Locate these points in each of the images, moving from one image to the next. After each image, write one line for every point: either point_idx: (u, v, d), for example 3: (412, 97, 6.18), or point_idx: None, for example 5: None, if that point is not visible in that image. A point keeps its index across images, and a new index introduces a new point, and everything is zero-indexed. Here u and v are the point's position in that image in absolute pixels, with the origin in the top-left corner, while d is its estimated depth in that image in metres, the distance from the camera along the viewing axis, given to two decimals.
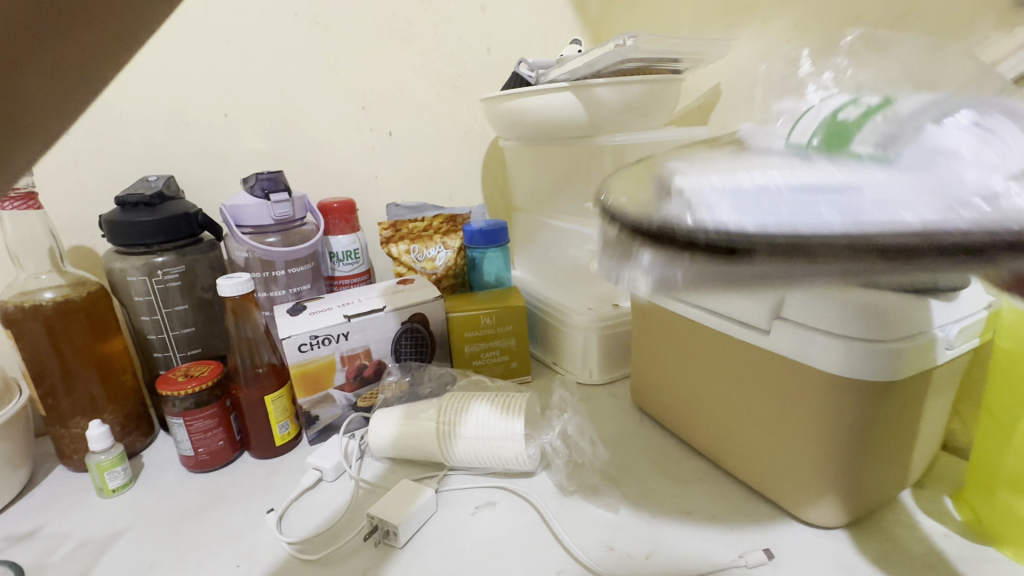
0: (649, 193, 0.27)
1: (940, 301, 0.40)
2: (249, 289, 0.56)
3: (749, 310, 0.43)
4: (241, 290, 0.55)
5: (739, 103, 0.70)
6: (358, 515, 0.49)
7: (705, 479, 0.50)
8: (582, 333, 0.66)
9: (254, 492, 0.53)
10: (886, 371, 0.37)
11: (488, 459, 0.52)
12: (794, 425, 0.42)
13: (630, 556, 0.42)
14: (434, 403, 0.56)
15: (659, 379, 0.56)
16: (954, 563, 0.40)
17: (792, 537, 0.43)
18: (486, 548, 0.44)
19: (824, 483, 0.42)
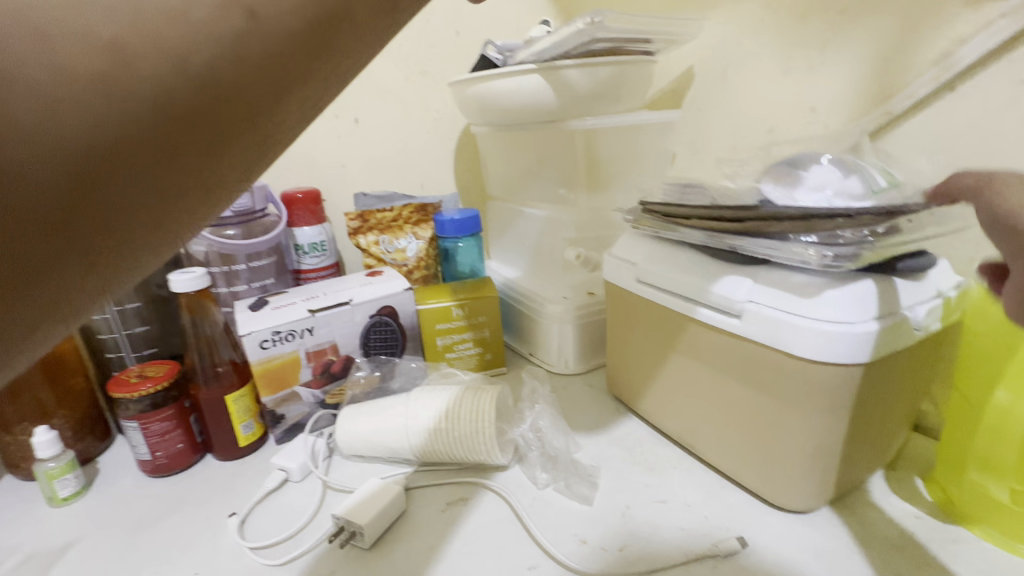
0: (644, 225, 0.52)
1: (909, 281, 0.39)
2: (204, 285, 0.53)
3: (720, 295, 0.42)
4: (195, 287, 0.52)
5: (712, 85, 0.69)
6: (324, 516, 0.47)
7: (680, 467, 0.50)
8: (557, 323, 0.65)
9: (215, 496, 0.51)
10: (858, 353, 0.36)
11: (459, 454, 0.50)
12: (766, 410, 0.42)
13: (603, 549, 0.41)
14: (404, 398, 0.54)
15: (634, 368, 0.55)
16: (926, 543, 0.40)
17: (767, 524, 0.43)
18: (457, 545, 0.43)
19: (796, 468, 0.41)
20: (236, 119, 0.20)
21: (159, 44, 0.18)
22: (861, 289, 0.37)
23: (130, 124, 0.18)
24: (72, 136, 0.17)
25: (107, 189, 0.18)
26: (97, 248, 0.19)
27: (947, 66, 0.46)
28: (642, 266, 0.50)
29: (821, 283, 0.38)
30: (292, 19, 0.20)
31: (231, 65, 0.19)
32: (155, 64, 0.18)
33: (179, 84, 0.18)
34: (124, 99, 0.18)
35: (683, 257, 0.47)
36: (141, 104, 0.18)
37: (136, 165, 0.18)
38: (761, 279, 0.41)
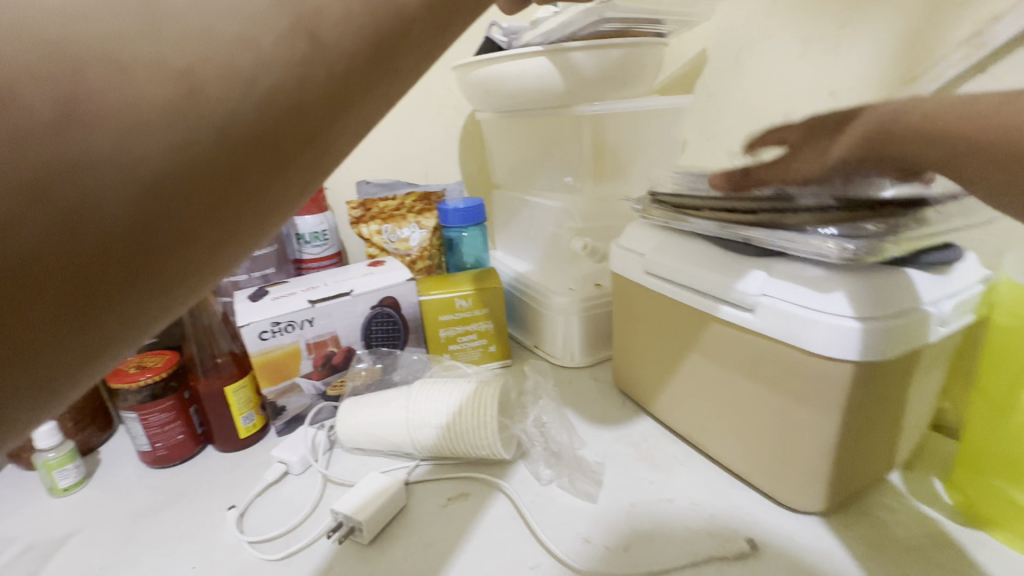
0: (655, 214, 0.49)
1: (933, 273, 0.37)
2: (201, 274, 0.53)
3: (733, 288, 0.40)
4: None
5: (725, 69, 0.66)
6: (324, 510, 0.46)
7: (688, 465, 0.48)
8: (562, 315, 0.64)
9: (215, 489, 0.50)
10: (878, 351, 0.35)
11: (460, 448, 0.49)
12: (779, 409, 0.40)
13: (607, 549, 0.40)
14: (405, 391, 0.53)
15: (641, 361, 0.53)
16: (945, 548, 0.39)
17: (777, 525, 0.41)
18: (456, 542, 0.42)
19: (811, 470, 0.40)
20: (297, 142, 0.18)
21: (216, 65, 0.16)
22: (884, 283, 0.35)
23: (193, 158, 0.16)
24: (124, 167, 0.15)
25: (162, 230, 0.16)
26: (146, 289, 0.17)
27: (977, 45, 0.44)
28: (650, 257, 0.48)
29: (841, 276, 0.35)
30: (354, 39, 0.19)
31: (294, 85, 0.18)
32: (216, 88, 0.16)
33: (238, 105, 0.17)
34: (181, 126, 0.16)
35: (693, 249, 0.45)
36: (202, 132, 0.16)
37: (186, 198, 0.16)
38: (776, 271, 0.39)
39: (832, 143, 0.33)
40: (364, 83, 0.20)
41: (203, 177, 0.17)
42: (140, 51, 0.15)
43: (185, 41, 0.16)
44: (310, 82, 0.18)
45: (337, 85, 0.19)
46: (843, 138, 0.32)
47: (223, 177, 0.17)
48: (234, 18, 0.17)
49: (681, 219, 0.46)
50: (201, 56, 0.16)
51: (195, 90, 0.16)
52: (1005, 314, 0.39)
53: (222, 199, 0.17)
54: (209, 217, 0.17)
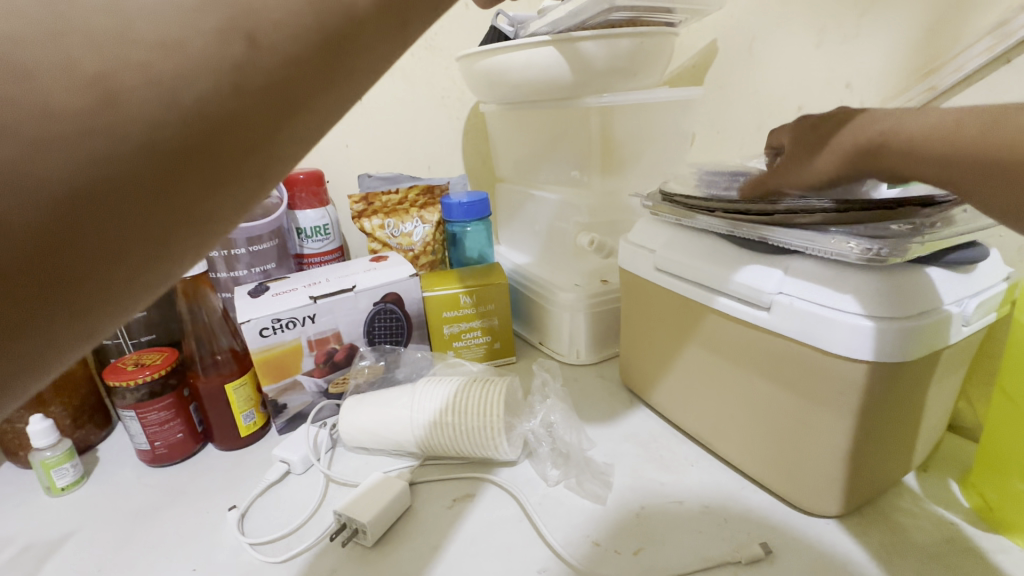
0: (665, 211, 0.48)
1: (955, 272, 0.36)
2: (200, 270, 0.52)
3: (748, 286, 0.39)
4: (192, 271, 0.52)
5: (738, 60, 0.64)
6: (327, 510, 0.45)
7: (698, 466, 0.47)
8: (568, 313, 0.62)
9: (215, 488, 0.49)
10: (901, 352, 0.34)
11: (464, 448, 0.48)
12: (794, 410, 0.39)
13: (616, 552, 0.39)
14: (409, 390, 0.52)
15: (650, 359, 0.52)
16: (964, 553, 0.38)
17: (790, 529, 0.40)
18: (462, 545, 0.41)
19: (827, 473, 0.39)
20: (232, 152, 0.18)
21: (147, 78, 0.16)
22: (907, 282, 0.34)
23: (123, 167, 0.16)
24: (44, 182, 0.15)
25: (93, 239, 0.16)
26: (77, 301, 0.17)
27: (1002, 35, 0.42)
28: (660, 254, 0.47)
29: (864, 273, 0.34)
30: (301, 44, 0.19)
31: (228, 96, 0.17)
32: (144, 99, 0.16)
33: (171, 116, 0.17)
34: (106, 138, 0.16)
35: (705, 246, 0.44)
36: (129, 143, 0.16)
37: (116, 211, 0.16)
38: (794, 269, 0.37)
39: (819, 154, 0.35)
40: (312, 86, 0.20)
41: (133, 185, 0.16)
42: (61, 62, 0.15)
43: (113, 54, 0.16)
44: (249, 88, 0.18)
45: (281, 89, 0.19)
46: (830, 150, 0.34)
47: (156, 185, 0.17)
48: (170, 28, 0.17)
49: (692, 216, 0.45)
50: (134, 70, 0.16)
51: (126, 104, 0.16)
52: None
53: (159, 208, 0.17)
54: (144, 225, 0.17)
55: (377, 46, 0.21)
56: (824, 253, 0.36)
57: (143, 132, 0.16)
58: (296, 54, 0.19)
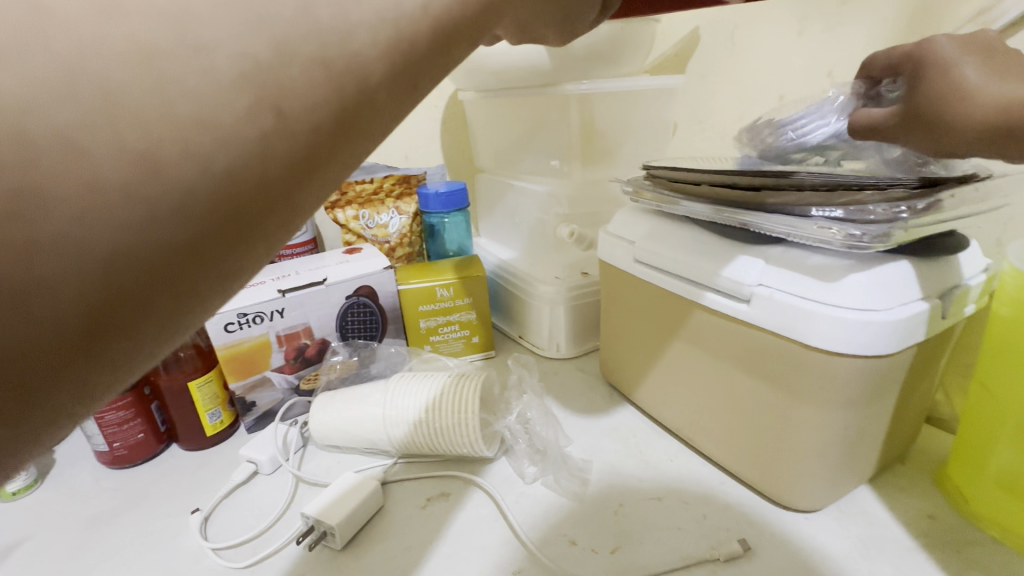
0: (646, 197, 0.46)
1: (936, 263, 0.35)
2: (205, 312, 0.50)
3: (727, 278, 0.38)
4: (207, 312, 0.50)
5: (720, 49, 0.63)
6: (295, 512, 0.44)
7: (678, 461, 0.47)
8: (548, 305, 0.61)
9: (178, 491, 0.47)
10: (880, 346, 0.33)
11: (439, 446, 0.47)
12: (777, 406, 0.38)
13: (593, 551, 0.38)
14: (381, 386, 0.51)
15: (630, 354, 0.51)
16: (941, 547, 0.38)
17: (771, 524, 0.40)
18: (435, 547, 0.40)
19: (806, 467, 0.38)
20: (258, 214, 0.15)
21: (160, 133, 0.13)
22: (887, 274, 0.33)
23: (150, 241, 0.14)
24: (55, 259, 0.13)
25: (109, 323, 0.14)
26: (81, 386, 0.14)
27: (985, 23, 0.42)
28: (640, 245, 0.46)
29: (844, 266, 0.33)
30: (310, 65, 0.15)
31: (250, 151, 0.15)
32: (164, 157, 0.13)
33: (184, 180, 0.14)
34: (114, 204, 0.13)
35: (685, 237, 0.43)
36: (139, 211, 0.13)
37: (128, 290, 0.14)
38: (774, 261, 0.36)
39: (940, 114, 0.33)
40: (349, 134, 0.17)
41: (162, 261, 0.14)
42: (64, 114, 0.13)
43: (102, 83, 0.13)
44: (283, 141, 0.15)
45: (313, 137, 0.16)
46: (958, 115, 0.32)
47: (182, 261, 0.14)
48: None
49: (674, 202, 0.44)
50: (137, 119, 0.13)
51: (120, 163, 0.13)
52: (1014, 307, 0.36)
53: (185, 284, 0.15)
54: (169, 304, 0.14)
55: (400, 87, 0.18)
56: (806, 239, 0.35)
57: (169, 202, 0.14)
58: (330, 94, 0.16)
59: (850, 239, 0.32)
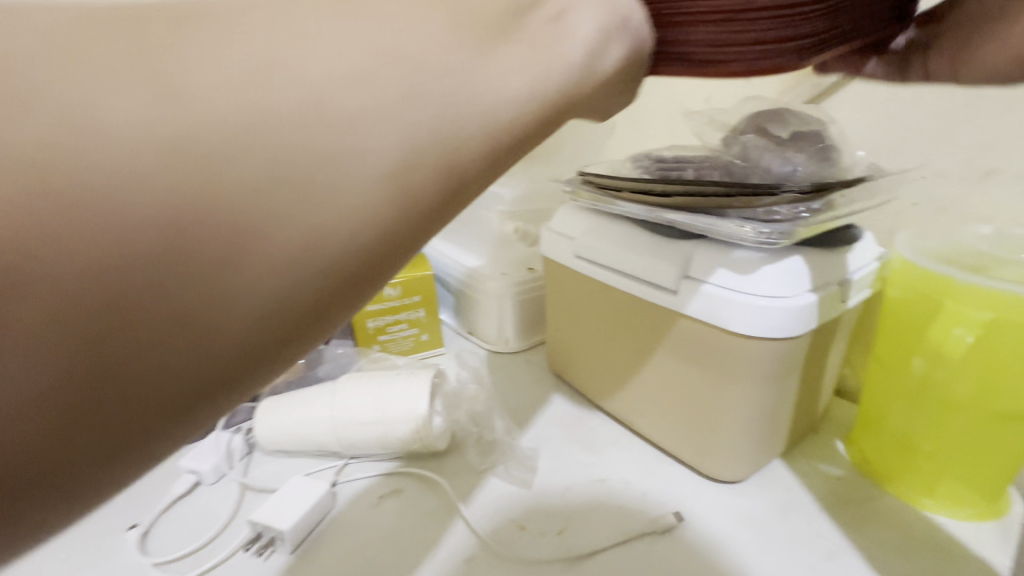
0: (585, 199, 0.48)
1: (834, 254, 0.40)
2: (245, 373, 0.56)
3: (658, 271, 0.41)
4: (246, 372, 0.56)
5: None
6: (242, 519, 0.43)
7: (619, 444, 0.49)
8: (496, 299, 0.62)
9: (112, 508, 0.45)
10: (789, 328, 0.37)
11: (390, 443, 0.47)
12: (705, 387, 0.41)
13: (541, 534, 0.40)
14: (329, 387, 0.50)
15: (572, 344, 0.54)
16: (845, 505, 0.42)
17: (701, 497, 0.43)
18: (389, 541, 0.40)
19: (732, 441, 0.42)
20: (279, 300, 0.14)
21: (171, 245, 0.13)
22: (795, 264, 0.37)
23: (250, 323, 0.14)
24: (176, 323, 0.13)
25: (214, 382, 0.14)
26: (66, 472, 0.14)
27: None
28: (580, 241, 0.48)
29: (757, 258, 0.37)
30: (434, 159, 0.16)
31: (275, 268, 0.14)
32: (186, 250, 0.13)
33: (100, 352, 0.13)
34: (226, 268, 0.14)
35: (620, 234, 0.45)
36: (139, 315, 0.13)
37: (224, 350, 0.14)
38: (700, 254, 0.39)
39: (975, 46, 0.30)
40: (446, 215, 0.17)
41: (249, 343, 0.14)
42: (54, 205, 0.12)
43: (270, 144, 0.14)
44: (399, 225, 0.16)
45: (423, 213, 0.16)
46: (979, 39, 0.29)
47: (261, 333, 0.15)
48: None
49: (608, 204, 0.45)
50: (41, 286, 0.12)
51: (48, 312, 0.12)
52: (900, 288, 0.41)
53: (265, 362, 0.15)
54: (249, 374, 0.15)
55: (489, 175, 0.17)
56: (722, 237, 0.38)
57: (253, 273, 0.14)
58: (446, 167, 0.16)
59: (760, 239, 0.35)
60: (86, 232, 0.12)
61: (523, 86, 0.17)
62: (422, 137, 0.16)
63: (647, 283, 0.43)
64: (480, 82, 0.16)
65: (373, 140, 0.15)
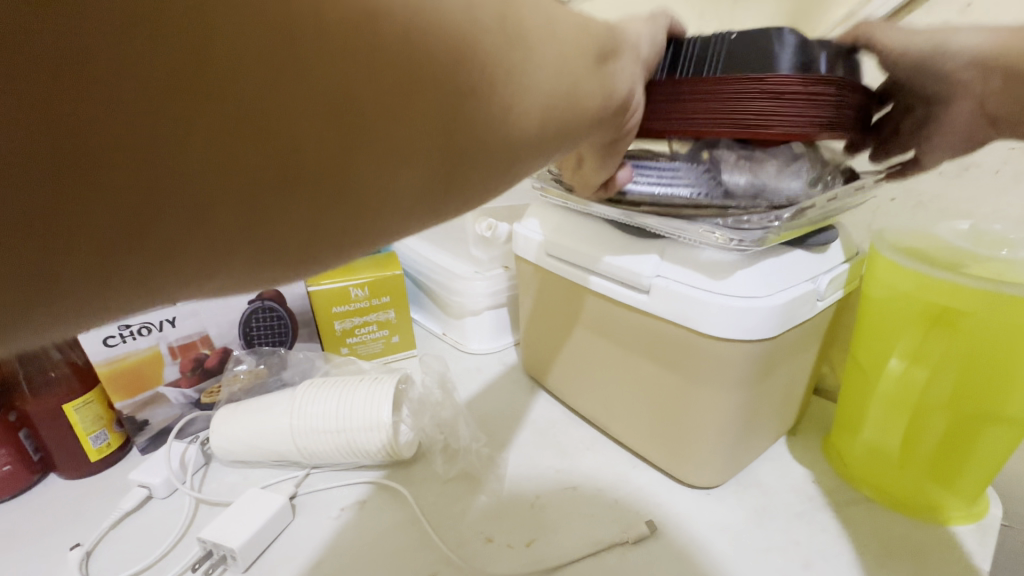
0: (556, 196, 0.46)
1: (809, 252, 0.38)
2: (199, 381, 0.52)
3: (628, 270, 0.39)
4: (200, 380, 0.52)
5: None
6: (192, 537, 0.40)
7: (594, 449, 0.48)
8: (469, 299, 0.60)
9: (55, 526, 0.43)
10: (764, 329, 0.35)
11: (352, 453, 0.45)
12: (677, 390, 0.40)
13: (508, 547, 0.38)
14: (290, 394, 0.48)
15: (545, 345, 0.52)
16: (823, 510, 0.41)
17: (676, 504, 0.42)
18: (347, 557, 0.38)
19: (707, 446, 0.41)
20: (299, 228, 0.17)
21: (276, 90, 0.15)
22: (769, 263, 0.35)
23: (289, 193, 0.16)
24: (245, 162, 0.15)
25: (228, 219, 0.16)
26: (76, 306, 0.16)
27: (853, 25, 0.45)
28: (550, 239, 0.46)
29: (729, 257, 0.35)
30: (472, 114, 0.19)
31: (327, 151, 0.16)
32: (248, 161, 0.15)
33: (171, 155, 0.14)
34: (298, 131, 0.15)
35: (591, 231, 0.43)
36: (175, 182, 0.14)
37: (253, 203, 0.16)
38: (671, 252, 0.38)
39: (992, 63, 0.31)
40: (451, 186, 0.20)
41: (268, 211, 0.16)
42: (158, 78, 0.14)
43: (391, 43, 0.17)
44: (420, 167, 0.18)
45: (436, 167, 0.19)
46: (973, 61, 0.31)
47: (276, 210, 0.16)
48: None
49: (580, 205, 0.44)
50: (150, 63, 0.13)
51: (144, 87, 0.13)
52: (878, 287, 0.40)
53: (272, 239, 0.17)
54: (252, 240, 0.16)
55: (497, 165, 0.21)
56: (692, 239, 0.36)
57: (313, 158, 0.16)
58: (470, 141, 0.20)
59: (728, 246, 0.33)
60: (174, 118, 0.14)
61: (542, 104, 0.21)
62: (477, 108, 0.19)
63: (617, 283, 0.41)
64: (515, 85, 0.20)
65: (450, 83, 0.18)
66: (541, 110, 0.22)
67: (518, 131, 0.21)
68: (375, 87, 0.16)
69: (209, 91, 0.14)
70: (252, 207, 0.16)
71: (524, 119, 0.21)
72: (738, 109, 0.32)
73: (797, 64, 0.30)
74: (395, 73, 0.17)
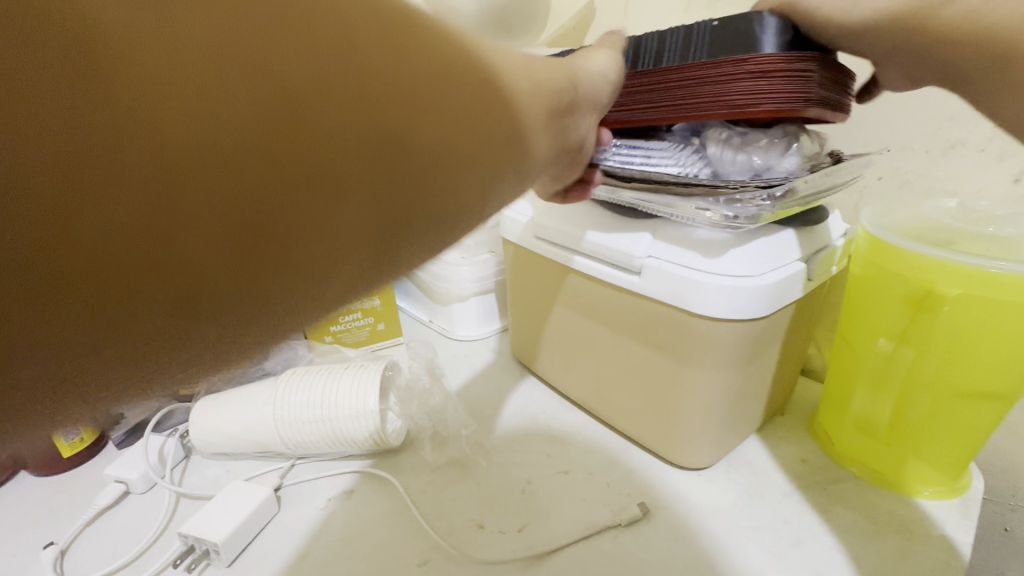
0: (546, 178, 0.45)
1: (800, 230, 0.38)
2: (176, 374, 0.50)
3: (620, 250, 0.38)
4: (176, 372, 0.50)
5: (614, 22, 0.63)
6: (173, 531, 0.39)
7: (584, 433, 0.47)
8: (455, 285, 0.59)
9: (27, 525, 0.41)
10: (756, 308, 0.35)
11: (339, 442, 0.44)
12: (669, 373, 0.40)
13: (500, 532, 0.38)
14: (272, 383, 0.46)
15: (534, 330, 0.52)
16: (812, 488, 0.42)
17: (668, 486, 0.42)
18: (336, 548, 0.37)
19: (698, 428, 0.40)
20: (269, 289, 0.15)
21: (241, 195, 0.14)
22: (761, 242, 0.35)
23: (255, 293, 0.15)
24: (209, 266, 0.14)
25: (193, 325, 0.15)
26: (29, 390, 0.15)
27: None
28: (539, 221, 0.45)
29: (721, 236, 0.35)
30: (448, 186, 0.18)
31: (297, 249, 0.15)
32: (208, 268, 0.14)
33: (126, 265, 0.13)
34: (266, 236, 0.15)
35: (581, 212, 0.42)
36: (132, 291, 0.14)
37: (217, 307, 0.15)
38: (663, 233, 0.37)
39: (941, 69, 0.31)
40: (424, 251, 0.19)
41: (231, 310, 0.15)
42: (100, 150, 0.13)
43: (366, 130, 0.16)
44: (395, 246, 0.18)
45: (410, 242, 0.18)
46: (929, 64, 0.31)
47: (243, 309, 0.15)
48: None
49: None
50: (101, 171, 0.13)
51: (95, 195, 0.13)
52: (865, 266, 0.40)
53: (238, 334, 0.16)
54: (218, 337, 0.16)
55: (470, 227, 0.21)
56: (685, 217, 0.35)
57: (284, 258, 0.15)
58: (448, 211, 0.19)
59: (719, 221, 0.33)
60: (126, 226, 0.13)
61: (517, 164, 0.21)
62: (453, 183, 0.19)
63: (608, 264, 0.40)
64: (495, 151, 0.20)
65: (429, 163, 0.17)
66: (515, 174, 0.21)
67: (500, 171, 0.20)
68: (340, 143, 0.15)
69: (164, 150, 0.13)
70: (215, 311, 0.15)
71: (503, 153, 0.20)
72: (726, 93, 0.32)
73: (780, 45, 0.31)
74: (372, 121, 0.16)
